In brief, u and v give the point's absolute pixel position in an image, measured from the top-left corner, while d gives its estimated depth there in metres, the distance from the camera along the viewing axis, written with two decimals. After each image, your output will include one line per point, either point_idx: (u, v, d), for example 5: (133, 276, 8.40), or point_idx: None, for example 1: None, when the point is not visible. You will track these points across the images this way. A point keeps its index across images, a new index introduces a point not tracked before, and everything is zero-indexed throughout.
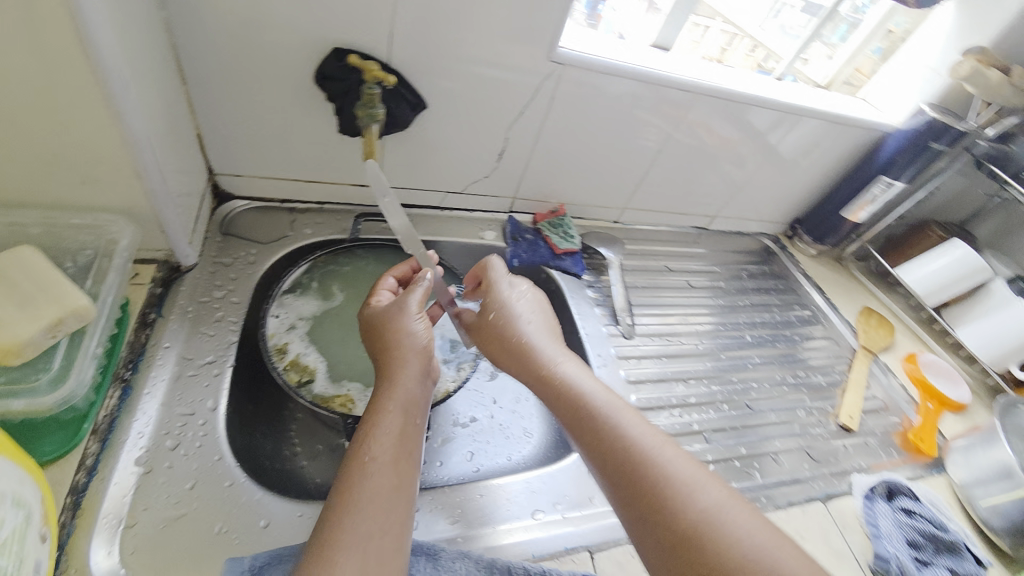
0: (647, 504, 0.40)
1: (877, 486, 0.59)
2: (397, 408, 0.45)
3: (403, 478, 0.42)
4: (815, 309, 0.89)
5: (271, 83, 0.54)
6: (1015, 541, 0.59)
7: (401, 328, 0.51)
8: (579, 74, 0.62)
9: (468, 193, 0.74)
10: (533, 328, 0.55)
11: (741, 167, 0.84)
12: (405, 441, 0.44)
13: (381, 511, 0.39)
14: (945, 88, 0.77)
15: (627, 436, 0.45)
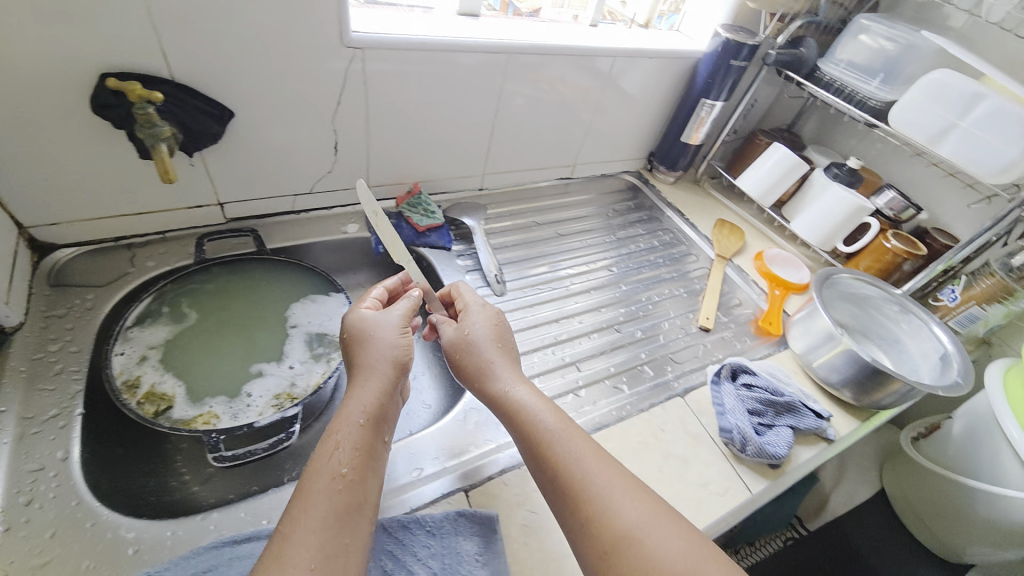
0: (597, 542, 0.40)
1: (722, 370, 0.67)
2: (368, 422, 0.44)
3: (363, 498, 0.40)
4: (675, 232, 0.98)
5: (50, 120, 0.52)
6: (851, 391, 0.67)
7: (379, 339, 0.50)
8: (382, 54, 0.64)
9: (318, 191, 0.74)
10: (498, 355, 0.54)
11: (582, 115, 0.89)
12: (372, 459, 0.43)
13: (340, 533, 0.37)
14: (735, 8, 0.84)
15: (581, 473, 0.43)
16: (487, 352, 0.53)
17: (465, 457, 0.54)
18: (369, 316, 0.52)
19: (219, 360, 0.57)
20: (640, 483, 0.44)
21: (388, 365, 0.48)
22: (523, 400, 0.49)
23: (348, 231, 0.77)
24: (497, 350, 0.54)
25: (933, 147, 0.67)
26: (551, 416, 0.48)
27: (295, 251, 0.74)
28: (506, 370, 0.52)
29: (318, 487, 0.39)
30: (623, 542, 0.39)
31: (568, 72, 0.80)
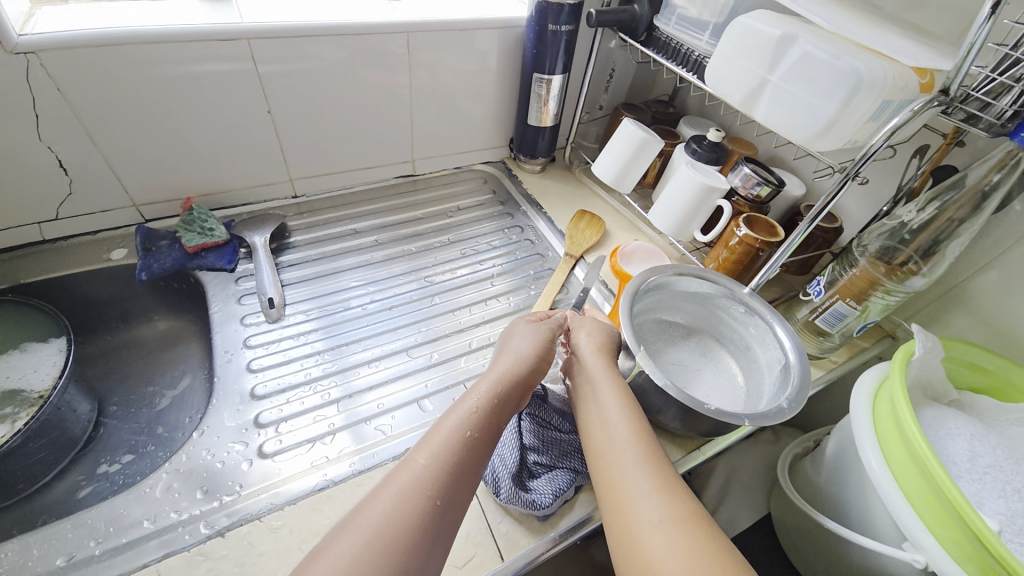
0: (630, 528, 0.41)
1: None
2: (494, 400, 0.49)
3: (476, 460, 0.45)
4: (530, 228, 0.86)
5: None
6: (682, 423, 0.53)
7: (514, 343, 0.56)
8: (72, 55, 0.54)
9: (66, 217, 0.65)
10: (600, 360, 0.55)
11: (398, 103, 0.78)
12: (494, 427, 0.48)
13: (447, 480, 0.42)
14: None
15: (633, 474, 0.44)
16: (587, 353, 0.55)
17: (134, 536, 0.44)
18: (524, 322, 0.60)
19: None
20: (688, 493, 0.43)
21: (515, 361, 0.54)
22: (609, 399, 0.50)
23: (112, 258, 0.68)
24: (602, 355, 0.55)
25: (751, 113, 0.54)
26: (627, 417, 0.49)
27: (46, 286, 0.65)
28: (605, 369, 0.53)
29: (436, 442, 0.44)
30: (649, 532, 0.40)
31: (352, 53, 0.69)
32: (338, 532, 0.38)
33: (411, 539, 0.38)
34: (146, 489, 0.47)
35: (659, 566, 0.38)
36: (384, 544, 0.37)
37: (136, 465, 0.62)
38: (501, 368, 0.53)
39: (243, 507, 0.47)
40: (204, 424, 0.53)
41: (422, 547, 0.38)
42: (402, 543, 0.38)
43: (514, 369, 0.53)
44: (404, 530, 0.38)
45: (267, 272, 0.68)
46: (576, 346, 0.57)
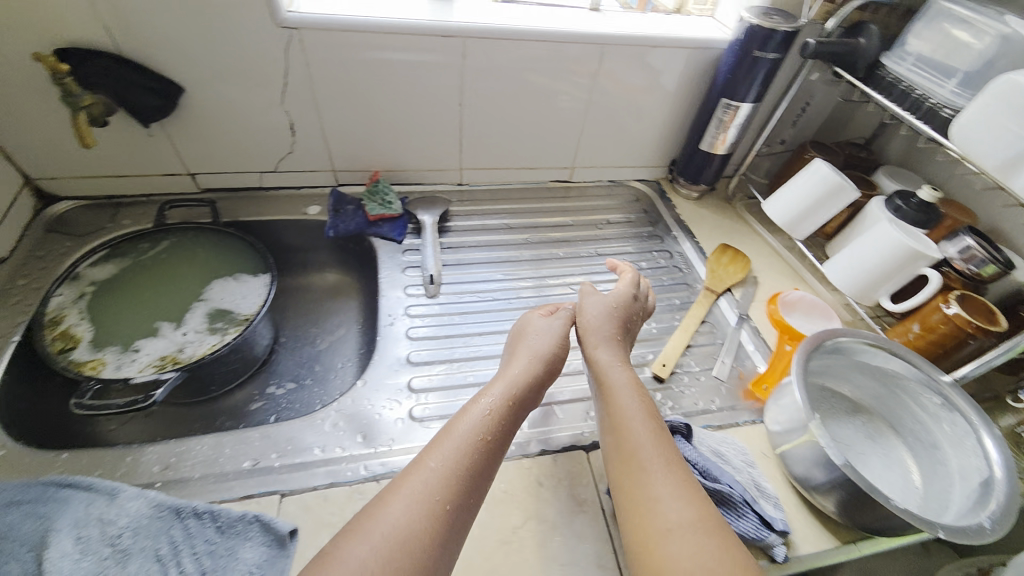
0: (644, 535, 0.40)
1: None
2: (512, 402, 0.48)
3: (490, 462, 0.43)
4: (679, 255, 0.83)
5: (28, 88, 0.59)
6: (844, 510, 0.47)
7: (529, 341, 0.55)
8: (322, 36, 0.62)
9: (282, 170, 0.76)
10: (610, 357, 0.54)
11: (574, 110, 0.80)
12: (509, 430, 0.47)
13: (461, 480, 0.41)
14: None
15: (652, 490, 0.42)
16: (597, 352, 0.54)
17: (306, 460, 0.50)
18: (537, 320, 0.59)
19: (138, 315, 0.61)
20: (707, 501, 0.41)
21: (540, 362, 0.53)
22: (626, 404, 0.48)
23: (308, 213, 0.78)
24: (612, 353, 0.55)
25: (1004, 181, 0.47)
26: (644, 425, 0.46)
27: (256, 227, 0.76)
28: (616, 373, 0.52)
29: (447, 444, 0.43)
30: (663, 536, 0.39)
31: (547, 59, 0.72)
32: (347, 534, 0.36)
33: (425, 541, 0.37)
34: (318, 420, 0.53)
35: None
36: (399, 550, 0.35)
37: (297, 395, 0.70)
38: (515, 369, 0.51)
39: (394, 461, 0.51)
40: (366, 375, 0.59)
41: (438, 548, 0.37)
42: (419, 551, 0.36)
43: (529, 372, 0.51)
44: (426, 533, 0.37)
45: (431, 251, 0.73)
46: (588, 336, 0.56)
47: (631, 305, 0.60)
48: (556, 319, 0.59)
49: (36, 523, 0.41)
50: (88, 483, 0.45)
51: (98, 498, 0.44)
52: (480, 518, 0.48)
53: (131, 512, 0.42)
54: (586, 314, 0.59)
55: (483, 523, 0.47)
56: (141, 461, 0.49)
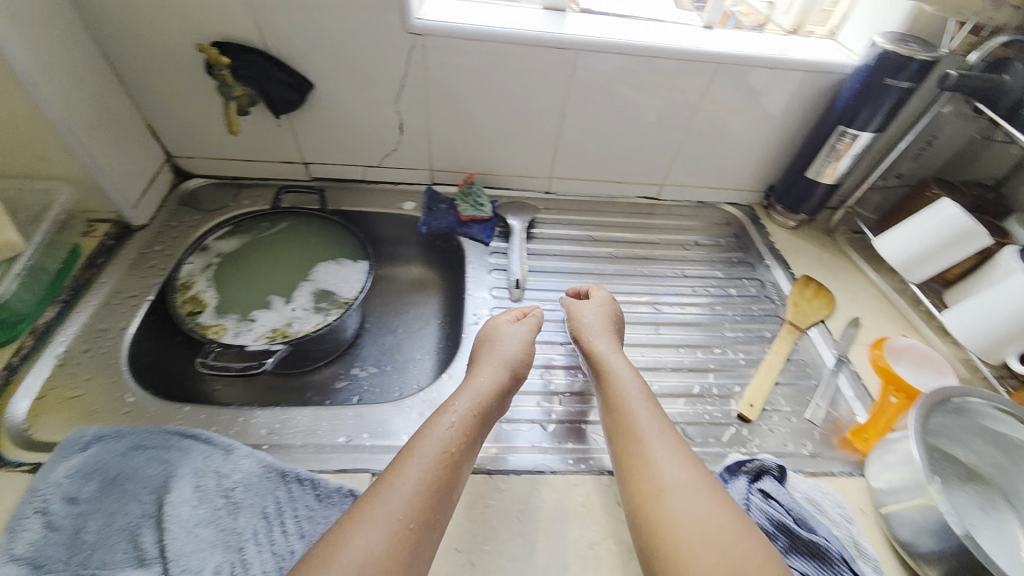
0: (643, 495, 0.44)
1: (747, 462, 0.50)
2: (476, 414, 0.49)
3: (458, 473, 0.44)
4: (773, 286, 0.79)
5: (182, 77, 0.65)
6: None
7: (495, 350, 0.57)
8: (444, 43, 0.64)
9: (385, 166, 0.80)
10: (607, 347, 0.59)
11: (674, 127, 0.78)
12: (475, 441, 0.48)
13: (428, 495, 0.41)
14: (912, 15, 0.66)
15: (652, 454, 0.46)
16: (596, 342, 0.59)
17: (394, 443, 0.53)
18: (501, 328, 0.60)
19: (255, 288, 0.67)
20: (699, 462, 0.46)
21: (505, 370, 0.54)
22: (623, 384, 0.53)
23: (403, 208, 0.82)
24: (608, 342, 0.59)
25: None
26: (642, 403, 0.51)
27: (357, 217, 0.81)
28: (613, 359, 0.57)
29: (411, 462, 0.43)
30: (662, 493, 0.43)
31: (656, 75, 0.71)
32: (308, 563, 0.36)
33: (390, 561, 0.37)
34: (407, 408, 0.56)
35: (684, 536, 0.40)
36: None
37: (376, 379, 0.74)
38: (481, 382, 0.53)
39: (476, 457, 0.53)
40: (453, 370, 0.61)
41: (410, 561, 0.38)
42: None
43: (495, 381, 0.53)
44: (395, 551, 0.38)
45: (518, 257, 0.75)
46: (585, 329, 0.61)
47: (616, 307, 0.65)
48: (517, 328, 0.60)
49: (162, 466, 0.48)
50: (207, 437, 0.50)
51: (215, 452, 0.49)
52: (557, 526, 0.48)
53: (244, 467, 0.48)
54: (580, 313, 0.64)
55: (559, 533, 0.48)
56: (251, 423, 0.54)
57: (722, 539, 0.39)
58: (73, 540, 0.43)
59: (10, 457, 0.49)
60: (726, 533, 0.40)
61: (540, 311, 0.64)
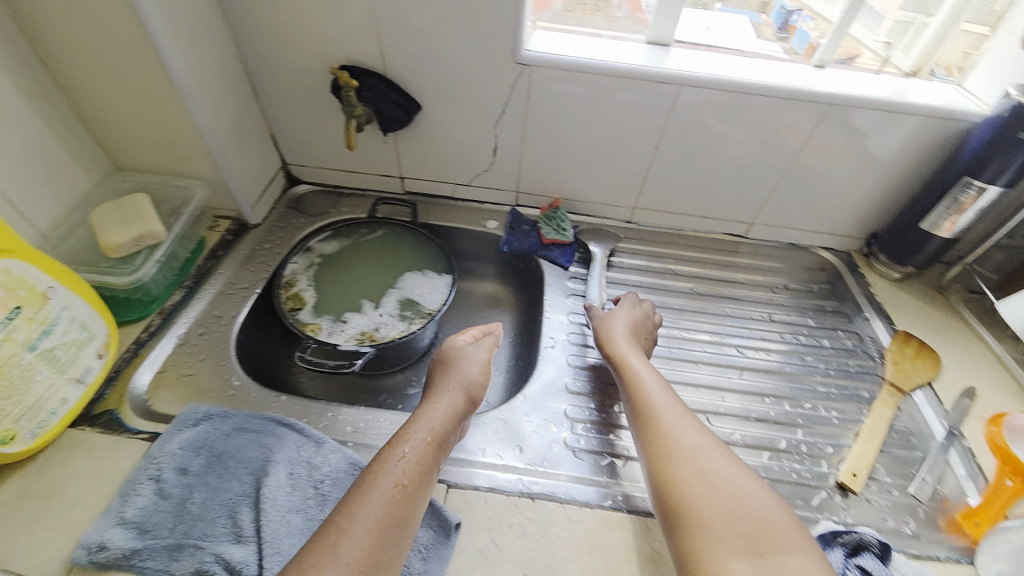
0: (666, 460, 0.48)
1: (845, 534, 0.47)
2: (431, 442, 0.49)
3: (414, 509, 0.44)
4: (874, 341, 0.73)
5: (307, 94, 0.72)
6: None
7: (455, 374, 0.57)
8: (549, 73, 0.67)
9: (474, 185, 0.83)
10: (625, 341, 0.62)
11: (771, 167, 0.76)
12: (433, 471, 0.48)
13: (382, 535, 0.41)
14: None
15: (673, 430, 0.51)
16: (618, 333, 0.63)
17: (469, 458, 0.54)
18: (457, 349, 0.60)
19: (349, 290, 0.72)
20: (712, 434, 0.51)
21: (461, 397, 0.54)
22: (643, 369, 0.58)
23: (487, 227, 0.84)
24: (629, 334, 0.63)
25: None
26: (659, 383, 0.56)
27: (443, 231, 0.85)
28: (631, 348, 0.61)
29: (364, 501, 0.43)
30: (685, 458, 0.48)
31: (761, 112, 0.69)
32: None
33: None
34: (483, 425, 0.57)
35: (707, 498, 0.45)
36: None
37: None
38: (436, 410, 0.52)
39: (548, 483, 0.53)
40: (530, 392, 0.62)
41: None
42: None
43: (450, 408, 0.53)
44: None
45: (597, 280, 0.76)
46: (609, 322, 0.65)
47: (635, 308, 0.67)
48: (472, 351, 0.60)
49: (262, 450, 0.51)
50: (301, 428, 0.54)
51: (307, 444, 0.53)
52: (630, 569, 0.47)
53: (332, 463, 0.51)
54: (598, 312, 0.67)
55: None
56: (338, 420, 0.57)
57: (739, 497, 0.45)
58: (180, 509, 0.46)
59: (130, 425, 0.53)
60: (743, 492, 0.45)
61: (495, 335, 0.64)
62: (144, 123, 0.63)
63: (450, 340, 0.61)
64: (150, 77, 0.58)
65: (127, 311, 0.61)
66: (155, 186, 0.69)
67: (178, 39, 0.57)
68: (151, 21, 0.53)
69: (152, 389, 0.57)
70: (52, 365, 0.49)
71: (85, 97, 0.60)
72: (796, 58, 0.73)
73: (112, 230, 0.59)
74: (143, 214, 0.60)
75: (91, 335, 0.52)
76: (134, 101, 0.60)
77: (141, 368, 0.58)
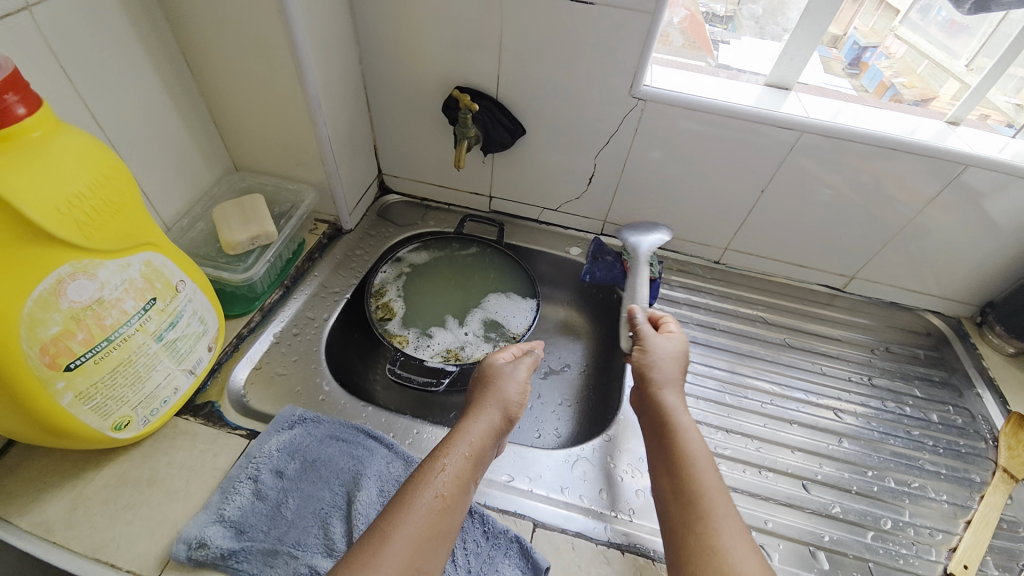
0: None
1: None
2: (472, 455, 0.46)
3: (454, 520, 0.42)
4: (986, 421, 0.67)
5: (416, 109, 0.74)
6: None
7: (498, 389, 0.53)
8: (663, 109, 0.66)
9: (562, 211, 0.83)
10: (671, 392, 0.51)
11: (884, 222, 0.72)
12: (472, 486, 0.45)
13: (423, 548, 0.39)
14: None
15: (726, 556, 0.38)
16: (663, 378, 0.52)
17: (554, 496, 0.53)
18: (501, 363, 0.56)
19: (436, 308, 0.74)
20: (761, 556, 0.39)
21: (502, 410, 0.51)
22: (687, 439, 0.47)
23: (570, 253, 0.83)
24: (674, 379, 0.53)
25: None
26: (703, 465, 0.45)
27: (525, 253, 0.85)
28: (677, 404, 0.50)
29: (403, 511, 0.40)
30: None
31: (885, 167, 0.66)
32: None
33: None
34: (569, 464, 0.56)
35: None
36: None
37: None
38: (474, 423, 0.49)
39: (637, 535, 0.51)
40: (614, 433, 0.60)
41: None
42: None
43: (490, 422, 0.49)
44: None
45: (641, 282, 0.70)
46: (653, 353, 0.54)
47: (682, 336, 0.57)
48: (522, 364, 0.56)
49: (353, 461, 0.52)
50: (390, 442, 0.54)
51: (395, 462, 0.53)
52: None
53: None
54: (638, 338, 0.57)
55: None
56: (423, 438, 0.57)
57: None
58: (274, 513, 0.47)
59: (230, 421, 0.55)
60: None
61: (537, 347, 0.61)
62: (269, 126, 0.66)
63: (484, 359, 0.57)
64: (286, 86, 0.60)
65: (234, 306, 0.63)
66: (268, 188, 0.73)
67: (316, 52, 0.59)
68: (299, 36, 0.55)
69: (249, 384, 0.59)
70: (172, 356, 0.50)
71: (223, 100, 0.64)
72: (867, 95, 0.71)
73: (231, 229, 0.62)
74: (259, 216, 0.63)
75: (206, 328, 0.54)
76: (265, 105, 0.63)
77: (239, 363, 0.60)
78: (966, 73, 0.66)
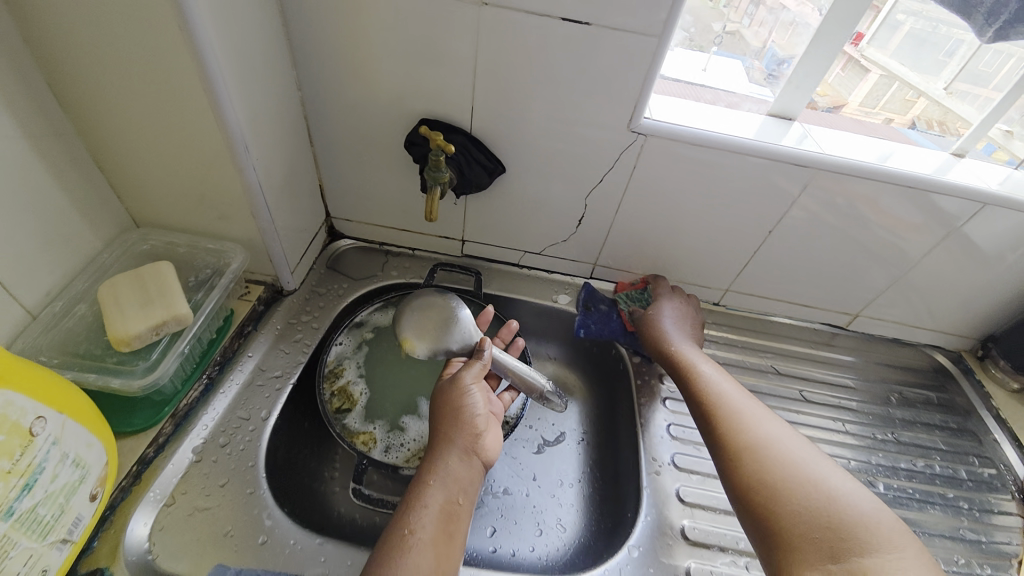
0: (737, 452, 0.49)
1: None
2: (436, 484, 0.44)
3: (442, 548, 0.41)
4: (1011, 472, 0.64)
5: (371, 144, 0.61)
6: None
7: (452, 411, 0.48)
8: (666, 145, 0.57)
9: (546, 254, 0.73)
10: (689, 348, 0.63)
11: (896, 264, 0.67)
12: (457, 508, 0.43)
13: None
14: None
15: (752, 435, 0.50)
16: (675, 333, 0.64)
17: None
18: (443, 385, 0.51)
19: (407, 386, 0.62)
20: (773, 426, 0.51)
21: (464, 431, 0.47)
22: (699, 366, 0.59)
23: (558, 301, 0.73)
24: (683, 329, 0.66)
25: None
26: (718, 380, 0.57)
27: (506, 304, 0.73)
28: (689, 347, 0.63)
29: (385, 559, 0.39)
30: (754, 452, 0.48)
31: (902, 209, 0.60)
32: None
33: None
34: None
35: (784, 478, 0.45)
36: None
37: (509, 511, 0.60)
38: (438, 447, 0.46)
39: None
40: (637, 542, 0.53)
41: None
42: None
43: (453, 449, 0.46)
44: None
45: (524, 370, 0.56)
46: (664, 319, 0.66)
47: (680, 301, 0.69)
48: (472, 382, 0.50)
49: None
50: None
51: None
52: None
53: None
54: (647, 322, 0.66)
55: None
56: None
57: (824, 475, 0.45)
58: None
59: None
60: (847, 493, 0.44)
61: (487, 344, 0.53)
62: (177, 175, 0.50)
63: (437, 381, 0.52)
64: (197, 126, 0.46)
65: (134, 416, 0.47)
66: (182, 250, 0.57)
67: (238, 81, 0.45)
68: (210, 62, 0.41)
69: (156, 534, 0.43)
70: (33, 531, 0.35)
71: (107, 143, 0.48)
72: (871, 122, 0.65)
73: (125, 316, 0.46)
74: (166, 293, 0.48)
75: (85, 472, 0.39)
76: (169, 148, 0.48)
77: (140, 508, 0.44)
78: (946, 97, 0.63)
